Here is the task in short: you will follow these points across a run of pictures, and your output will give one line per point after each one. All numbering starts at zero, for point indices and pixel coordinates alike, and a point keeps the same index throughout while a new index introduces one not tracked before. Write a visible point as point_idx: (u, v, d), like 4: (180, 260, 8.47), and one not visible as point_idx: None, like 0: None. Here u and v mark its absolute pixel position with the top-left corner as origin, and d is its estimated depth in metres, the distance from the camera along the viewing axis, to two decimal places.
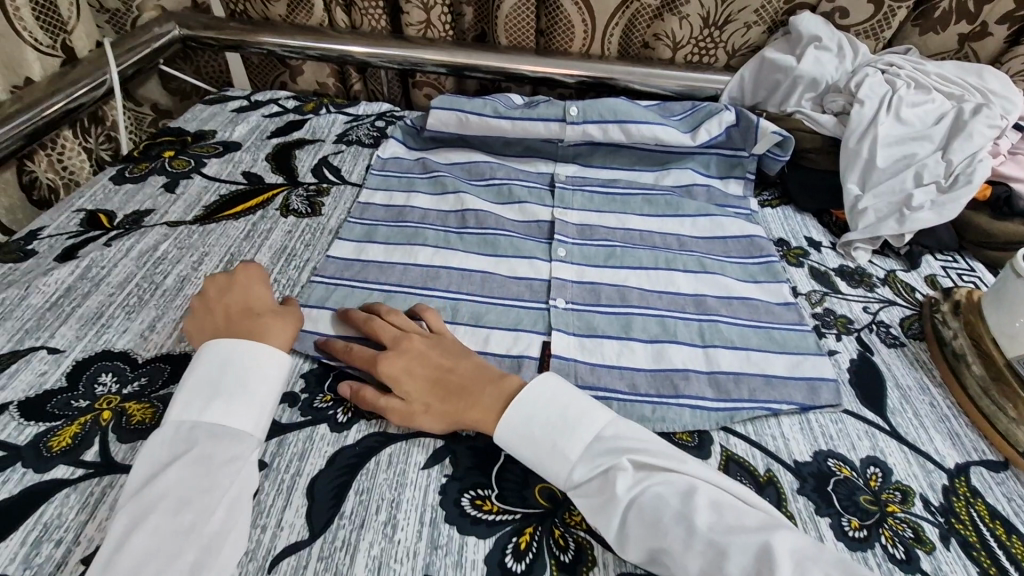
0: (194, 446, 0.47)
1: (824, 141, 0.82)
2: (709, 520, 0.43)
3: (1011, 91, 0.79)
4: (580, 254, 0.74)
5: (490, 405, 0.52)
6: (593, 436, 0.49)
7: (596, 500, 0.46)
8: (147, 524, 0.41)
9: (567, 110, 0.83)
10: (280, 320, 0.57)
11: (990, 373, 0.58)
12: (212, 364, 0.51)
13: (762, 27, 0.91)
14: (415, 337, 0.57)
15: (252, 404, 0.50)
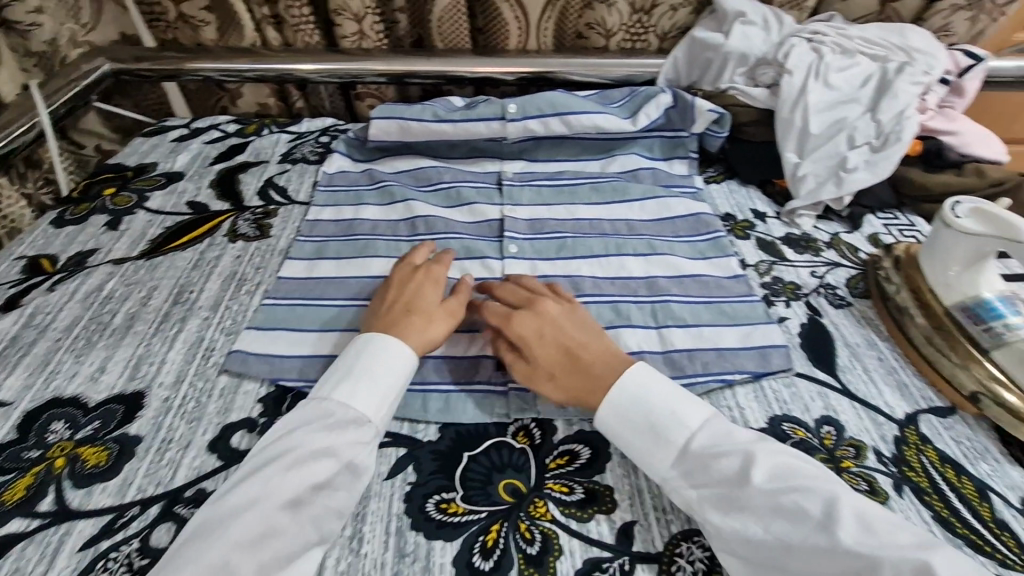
0: (320, 418, 0.49)
1: (760, 114, 0.84)
2: (856, 533, 0.39)
3: (931, 48, 0.81)
4: (532, 249, 0.74)
5: (602, 379, 0.51)
6: (709, 435, 0.47)
7: (721, 507, 0.44)
8: (265, 479, 0.44)
9: (506, 107, 0.84)
10: (427, 318, 0.58)
11: (932, 322, 0.59)
12: (356, 351, 0.54)
13: (688, 8, 0.92)
14: (549, 305, 0.58)
15: (377, 394, 0.51)
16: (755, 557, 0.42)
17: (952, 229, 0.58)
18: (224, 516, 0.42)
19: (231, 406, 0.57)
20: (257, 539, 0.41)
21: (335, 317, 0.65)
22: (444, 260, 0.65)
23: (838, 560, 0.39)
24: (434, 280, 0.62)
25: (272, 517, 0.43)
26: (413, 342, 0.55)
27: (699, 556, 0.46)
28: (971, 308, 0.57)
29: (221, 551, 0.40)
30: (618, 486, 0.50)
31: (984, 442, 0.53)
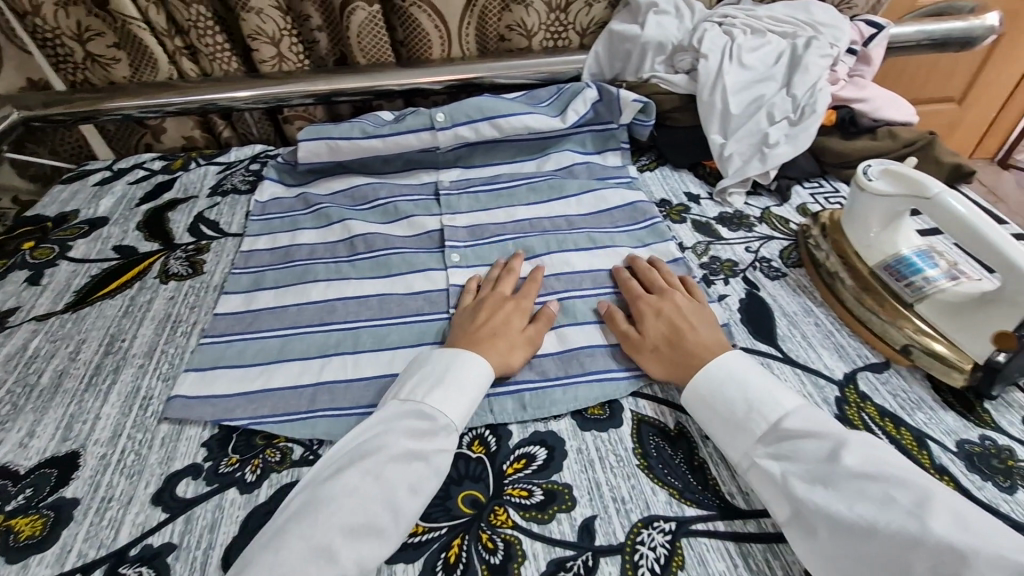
0: (412, 418, 0.50)
1: (682, 100, 0.86)
2: (949, 525, 0.38)
3: (835, 20, 0.85)
4: (474, 255, 0.74)
5: (702, 360, 0.53)
6: (803, 420, 0.46)
7: (805, 488, 0.43)
8: (365, 471, 0.46)
9: (434, 117, 0.84)
10: (511, 335, 0.58)
11: (861, 283, 0.61)
12: (448, 359, 0.54)
13: (602, 3, 0.94)
14: (678, 296, 0.61)
15: (466, 404, 0.52)
16: (837, 542, 0.41)
17: (867, 193, 0.60)
18: (325, 501, 0.44)
19: (173, 454, 0.55)
20: (355, 529, 0.43)
21: (277, 348, 0.63)
22: (535, 278, 0.66)
23: (927, 551, 0.37)
24: (521, 296, 0.63)
25: (367, 514, 0.44)
26: (495, 357, 0.56)
27: (660, 541, 0.45)
28: (892, 265, 0.59)
29: (324, 536, 0.42)
30: (575, 481, 0.50)
31: (919, 392, 0.55)
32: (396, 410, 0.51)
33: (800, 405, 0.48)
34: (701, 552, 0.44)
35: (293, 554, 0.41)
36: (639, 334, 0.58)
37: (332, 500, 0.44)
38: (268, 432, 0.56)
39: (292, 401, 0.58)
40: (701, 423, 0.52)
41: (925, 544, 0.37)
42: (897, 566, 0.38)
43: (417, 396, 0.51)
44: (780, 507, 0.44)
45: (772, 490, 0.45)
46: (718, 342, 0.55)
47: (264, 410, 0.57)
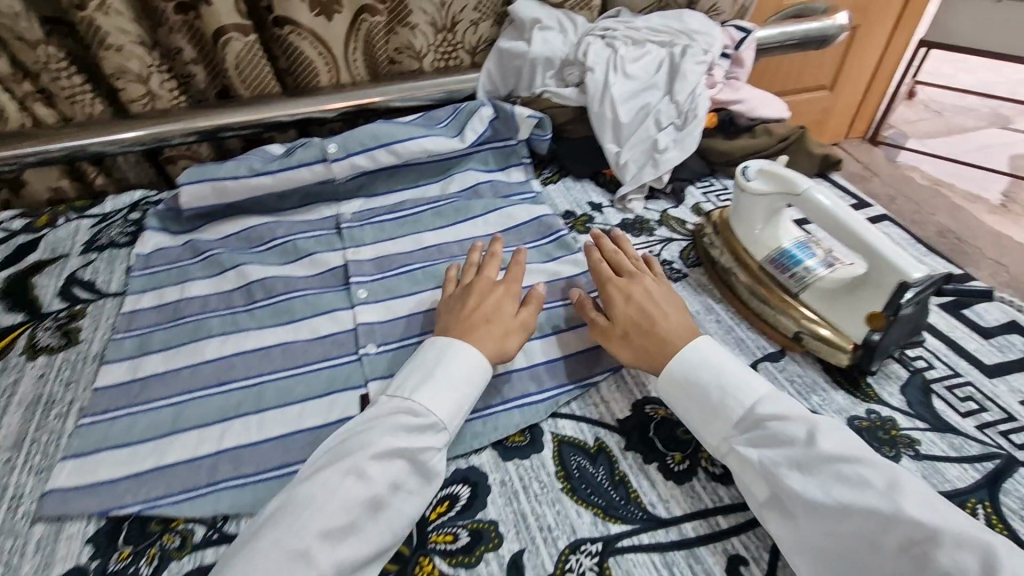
0: (402, 415, 0.50)
1: (575, 112, 0.88)
2: (919, 505, 0.40)
3: (707, 27, 0.90)
4: (382, 289, 0.71)
5: (674, 346, 0.54)
6: (778, 405, 0.48)
7: (783, 472, 0.45)
8: (347, 471, 0.45)
9: (325, 149, 0.81)
10: (501, 322, 0.58)
11: (753, 278, 0.64)
12: (440, 352, 0.54)
13: (488, 21, 0.94)
14: (648, 280, 0.61)
15: (453, 400, 0.52)
16: (809, 525, 0.43)
17: (746, 194, 0.64)
18: (306, 502, 0.44)
19: (52, 558, 0.49)
20: (335, 531, 0.43)
21: (171, 418, 0.58)
22: (518, 260, 0.66)
23: (898, 529, 0.40)
24: (509, 279, 0.64)
25: (346, 515, 0.43)
26: (487, 346, 0.56)
27: (589, 565, 0.45)
28: (778, 258, 0.62)
29: (301, 539, 0.42)
30: (500, 516, 0.49)
31: (813, 375, 0.58)
32: (383, 410, 0.51)
33: (772, 391, 0.50)
34: (628, 569, 0.45)
35: (270, 555, 0.41)
36: (611, 323, 0.58)
37: (311, 502, 0.44)
38: (163, 515, 0.51)
39: (191, 475, 0.53)
40: (672, 409, 0.53)
41: (895, 522, 0.39)
42: (868, 544, 0.41)
43: (409, 393, 0.51)
44: (758, 493, 0.47)
45: (751, 476, 0.47)
46: (688, 326, 0.56)
47: (159, 491, 0.52)
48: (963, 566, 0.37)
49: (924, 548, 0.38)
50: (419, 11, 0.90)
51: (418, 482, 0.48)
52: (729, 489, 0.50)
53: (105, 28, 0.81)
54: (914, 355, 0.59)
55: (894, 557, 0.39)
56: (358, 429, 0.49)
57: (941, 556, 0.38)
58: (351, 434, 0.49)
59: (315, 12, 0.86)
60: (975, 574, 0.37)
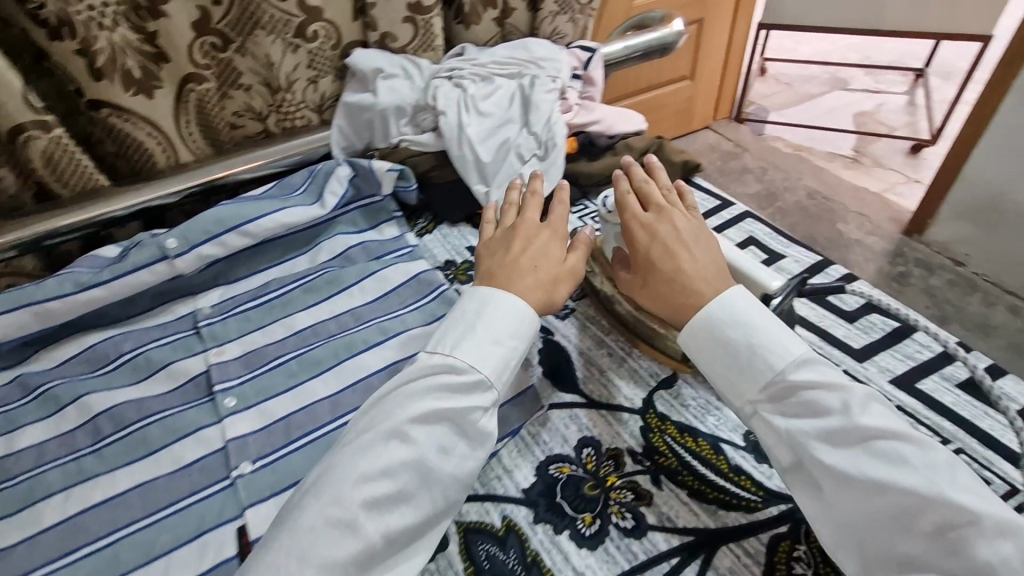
0: (444, 375, 0.49)
1: (436, 158, 0.86)
2: (959, 488, 0.40)
3: (553, 53, 0.90)
4: (252, 390, 0.64)
5: (700, 298, 0.51)
6: (812, 372, 0.47)
7: (813, 445, 0.45)
8: (392, 435, 0.45)
9: (163, 245, 0.72)
10: (544, 268, 0.56)
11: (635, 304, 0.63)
12: (483, 302, 0.53)
13: (328, 75, 0.89)
14: (678, 218, 0.57)
15: (498, 355, 0.51)
16: (837, 497, 0.44)
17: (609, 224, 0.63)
18: (350, 466, 0.44)
19: None
20: (381, 497, 0.43)
21: None
22: (561, 200, 0.63)
23: (935, 509, 0.40)
24: (555, 221, 0.61)
25: (393, 484, 0.44)
26: (530, 295, 0.54)
27: None
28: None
29: (349, 505, 0.42)
30: None
31: (706, 396, 0.59)
32: (426, 368, 0.50)
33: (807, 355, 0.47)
34: None
35: (315, 524, 0.42)
36: (640, 271, 0.56)
37: (355, 472, 0.44)
38: None
39: None
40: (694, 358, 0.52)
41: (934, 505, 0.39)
42: (900, 522, 0.41)
43: (449, 351, 0.50)
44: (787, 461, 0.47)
45: (778, 441, 0.47)
46: (716, 271, 0.53)
47: None
48: (1003, 553, 0.37)
49: (962, 533, 0.39)
50: (248, 71, 0.83)
51: (465, 446, 0.48)
52: (643, 542, 0.48)
53: None
54: None
55: (925, 536, 0.40)
56: (403, 388, 0.49)
57: (979, 546, 0.38)
58: (398, 394, 0.48)
59: (130, 91, 0.76)
60: (1012, 563, 0.37)
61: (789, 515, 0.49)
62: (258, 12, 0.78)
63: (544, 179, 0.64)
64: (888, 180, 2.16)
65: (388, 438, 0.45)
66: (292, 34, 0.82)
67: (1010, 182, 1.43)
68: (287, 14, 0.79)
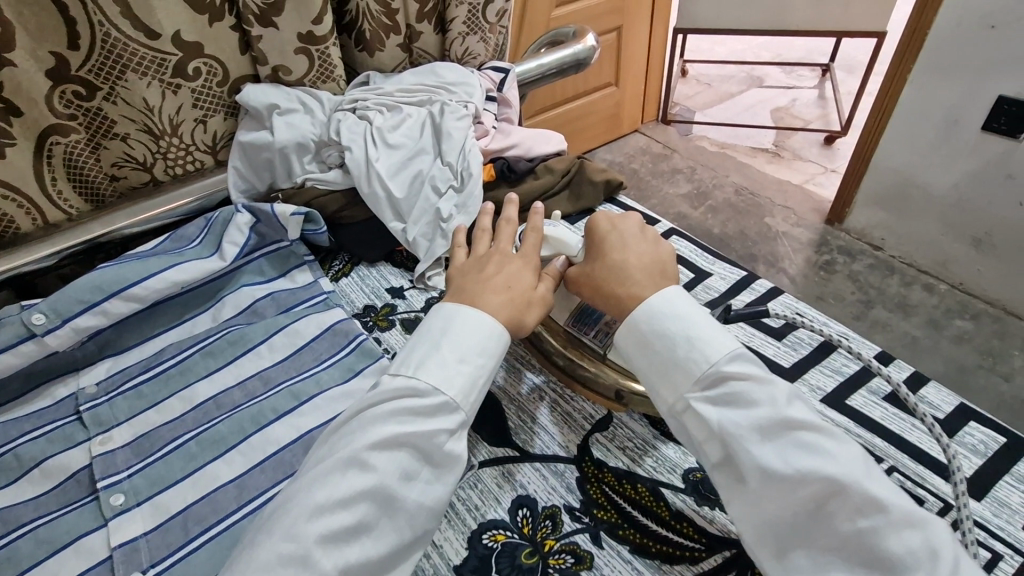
0: (407, 397, 0.46)
1: (346, 196, 0.80)
2: (873, 481, 0.40)
3: (464, 77, 0.87)
4: (145, 482, 0.57)
5: (642, 291, 0.51)
6: (744, 365, 0.46)
7: (741, 438, 0.43)
8: (352, 461, 0.42)
9: (29, 321, 0.63)
10: (514, 283, 0.53)
11: (562, 341, 0.59)
12: (449, 319, 0.50)
13: (220, 114, 0.82)
14: (630, 226, 0.57)
15: (464, 376, 0.47)
16: (761, 491, 0.42)
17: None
18: (309, 495, 0.41)
19: None
20: (341, 529, 0.40)
21: None
22: (535, 228, 0.60)
23: (853, 502, 0.40)
24: (526, 249, 0.58)
25: (352, 516, 0.41)
26: (499, 310, 0.51)
27: None
28: (579, 319, 0.59)
29: (305, 537, 0.39)
30: None
31: (643, 436, 0.56)
32: (389, 389, 0.47)
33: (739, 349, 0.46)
34: None
35: (266, 561, 0.39)
36: (590, 260, 0.55)
37: (311, 505, 0.41)
38: None
39: None
40: (633, 353, 0.50)
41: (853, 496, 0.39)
42: (820, 513, 0.40)
43: (414, 370, 0.47)
44: (716, 455, 0.45)
45: (706, 435, 0.45)
46: (663, 273, 0.53)
47: None
48: (911, 543, 0.38)
49: (876, 525, 0.39)
50: (123, 119, 0.75)
51: (433, 471, 0.45)
52: None
53: None
54: None
55: (844, 528, 0.40)
56: (367, 411, 0.46)
57: (890, 537, 0.38)
58: (360, 418, 0.45)
59: None
60: (917, 554, 0.38)
61: (733, 560, 0.47)
62: (124, 54, 0.70)
63: (517, 205, 0.61)
64: (807, 171, 2.25)
65: (345, 467, 0.42)
66: (169, 74, 0.75)
67: (912, 168, 1.50)
68: (160, 53, 0.72)
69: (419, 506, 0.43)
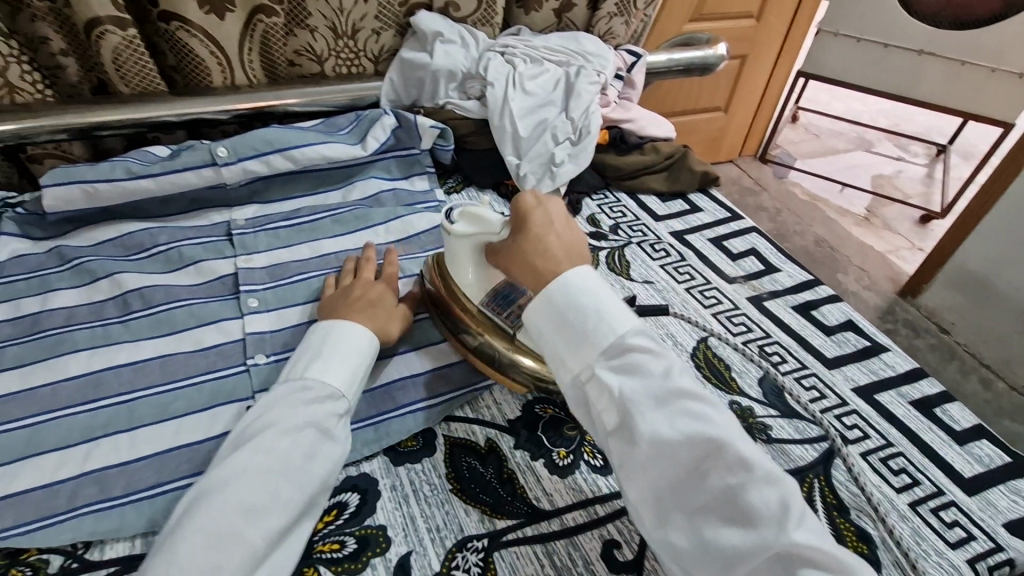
0: (294, 392, 0.50)
1: (475, 125, 0.92)
2: (743, 446, 0.42)
3: (602, 50, 0.95)
4: (275, 297, 0.69)
5: (560, 268, 0.51)
6: (643, 339, 0.48)
7: (634, 403, 0.45)
8: (252, 452, 0.44)
9: (214, 151, 0.76)
10: (378, 304, 0.60)
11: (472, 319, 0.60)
12: (325, 332, 0.55)
13: (390, 31, 0.95)
14: (552, 204, 0.56)
15: (345, 369, 0.53)
16: (647, 456, 0.44)
17: (451, 238, 0.59)
18: (214, 490, 0.42)
19: None
20: (255, 507, 0.42)
21: (24, 441, 0.52)
22: (391, 272, 0.67)
23: (726, 461, 0.42)
24: (385, 279, 0.66)
25: (264, 493, 0.43)
26: (370, 323, 0.57)
27: (475, 561, 0.47)
28: (494, 299, 0.59)
29: (225, 521, 0.41)
30: (390, 521, 0.49)
31: None
32: (275, 397, 0.49)
33: (641, 323, 0.49)
34: (512, 561, 0.47)
35: (191, 545, 0.39)
36: (514, 231, 0.54)
37: (224, 494, 0.42)
38: (10, 547, 0.46)
39: (48, 502, 0.48)
40: (546, 336, 0.50)
41: (726, 454, 0.42)
42: (697, 471, 0.42)
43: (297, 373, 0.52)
44: (610, 422, 0.46)
45: (606, 402, 0.47)
46: (579, 252, 0.54)
47: (3, 523, 0.47)
48: (771, 498, 0.41)
49: (743, 481, 0.41)
50: (317, 13, 0.88)
51: (330, 444, 0.48)
52: (608, 478, 0.54)
53: None
54: (771, 351, 0.66)
55: (716, 485, 0.42)
56: (257, 415, 0.48)
57: (753, 491, 0.40)
58: (251, 422, 0.47)
59: (203, 9, 0.80)
60: (774, 509, 0.40)
61: None
62: None
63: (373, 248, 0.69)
64: (893, 243, 2.22)
65: (245, 457, 0.44)
66: None
67: (993, 268, 1.53)
68: None
69: (323, 475, 0.46)
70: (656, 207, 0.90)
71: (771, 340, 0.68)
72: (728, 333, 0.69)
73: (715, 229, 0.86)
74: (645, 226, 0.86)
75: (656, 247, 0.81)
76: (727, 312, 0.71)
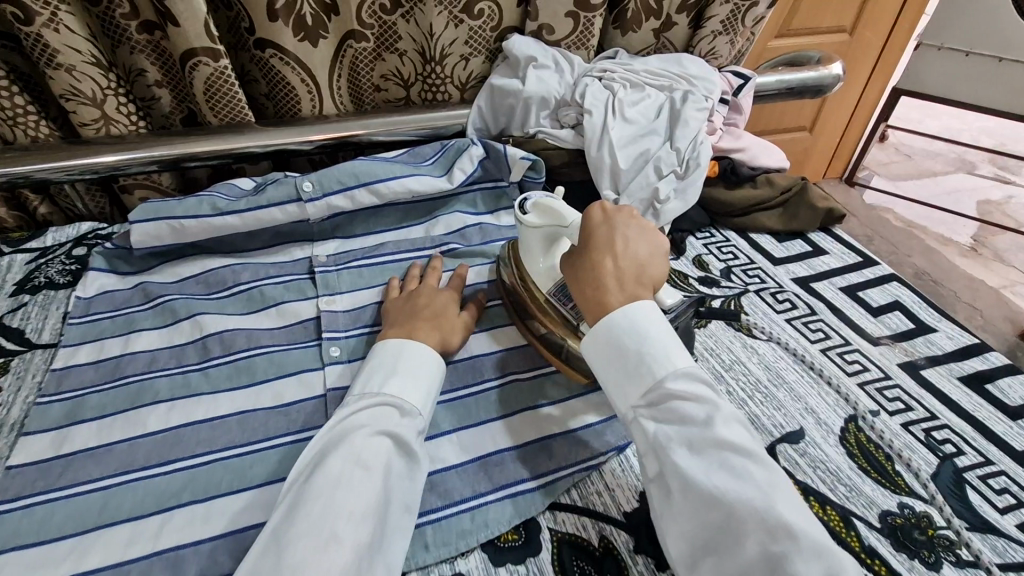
0: (373, 411, 0.46)
1: (569, 155, 0.85)
2: (787, 506, 0.37)
3: (708, 72, 0.85)
4: (359, 345, 0.64)
5: (609, 300, 0.47)
6: (689, 382, 0.43)
7: (671, 452, 0.41)
8: (342, 458, 0.41)
9: (299, 186, 0.72)
10: (434, 316, 0.57)
11: (542, 311, 0.56)
12: (393, 353, 0.50)
13: (480, 56, 0.89)
14: (621, 220, 0.51)
15: (420, 385, 0.49)
16: (681, 507, 0.40)
17: (524, 228, 0.56)
18: (309, 497, 0.39)
19: None
20: (353, 517, 0.38)
21: (100, 506, 0.48)
22: (460, 274, 0.66)
23: (762, 526, 0.36)
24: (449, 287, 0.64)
25: (358, 501, 0.39)
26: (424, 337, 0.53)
27: None
28: (558, 289, 0.55)
29: (326, 528, 0.37)
30: None
31: (837, 462, 0.51)
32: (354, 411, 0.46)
33: (692, 365, 0.44)
34: None
35: (296, 552, 0.36)
36: (572, 255, 0.51)
37: (320, 500, 0.39)
38: None
39: None
40: (598, 370, 0.47)
41: (763, 518, 0.36)
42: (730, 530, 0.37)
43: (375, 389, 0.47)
44: (652, 472, 0.43)
45: (645, 446, 0.43)
46: (638, 279, 0.48)
47: None
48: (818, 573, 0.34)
49: (782, 549, 0.35)
50: (407, 36, 0.85)
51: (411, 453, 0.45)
52: None
53: (53, 46, 0.69)
54: (942, 438, 0.55)
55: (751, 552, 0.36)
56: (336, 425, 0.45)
57: (796, 559, 0.35)
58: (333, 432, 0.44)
59: (298, 36, 0.77)
60: None
61: None
62: None
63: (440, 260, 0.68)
64: (1008, 277, 1.97)
65: (335, 465, 0.41)
66: (459, 8, 0.81)
67: None
68: None
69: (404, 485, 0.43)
70: (773, 249, 0.80)
71: (939, 424, 0.56)
72: (882, 409, 0.57)
73: (847, 276, 0.76)
74: (762, 271, 0.75)
75: (778, 296, 0.70)
76: (878, 383, 0.60)
